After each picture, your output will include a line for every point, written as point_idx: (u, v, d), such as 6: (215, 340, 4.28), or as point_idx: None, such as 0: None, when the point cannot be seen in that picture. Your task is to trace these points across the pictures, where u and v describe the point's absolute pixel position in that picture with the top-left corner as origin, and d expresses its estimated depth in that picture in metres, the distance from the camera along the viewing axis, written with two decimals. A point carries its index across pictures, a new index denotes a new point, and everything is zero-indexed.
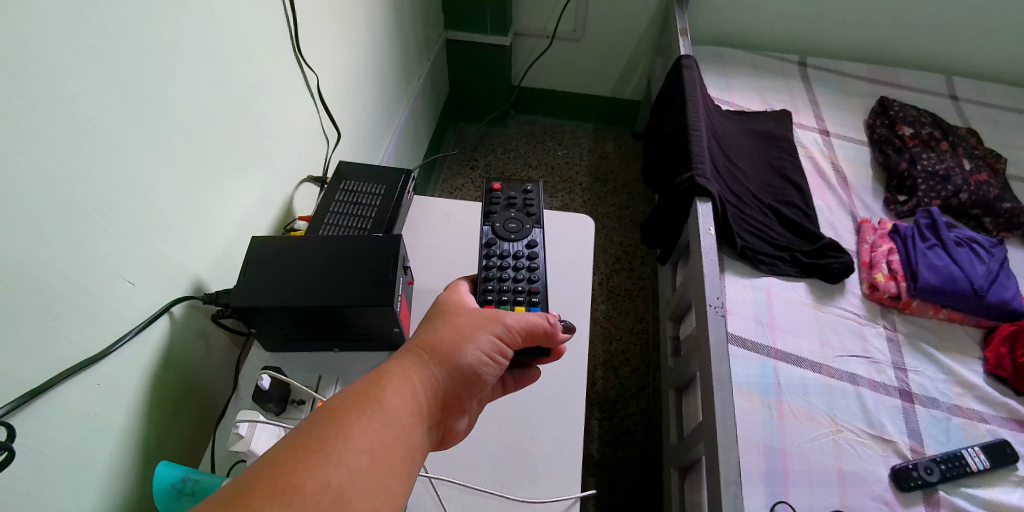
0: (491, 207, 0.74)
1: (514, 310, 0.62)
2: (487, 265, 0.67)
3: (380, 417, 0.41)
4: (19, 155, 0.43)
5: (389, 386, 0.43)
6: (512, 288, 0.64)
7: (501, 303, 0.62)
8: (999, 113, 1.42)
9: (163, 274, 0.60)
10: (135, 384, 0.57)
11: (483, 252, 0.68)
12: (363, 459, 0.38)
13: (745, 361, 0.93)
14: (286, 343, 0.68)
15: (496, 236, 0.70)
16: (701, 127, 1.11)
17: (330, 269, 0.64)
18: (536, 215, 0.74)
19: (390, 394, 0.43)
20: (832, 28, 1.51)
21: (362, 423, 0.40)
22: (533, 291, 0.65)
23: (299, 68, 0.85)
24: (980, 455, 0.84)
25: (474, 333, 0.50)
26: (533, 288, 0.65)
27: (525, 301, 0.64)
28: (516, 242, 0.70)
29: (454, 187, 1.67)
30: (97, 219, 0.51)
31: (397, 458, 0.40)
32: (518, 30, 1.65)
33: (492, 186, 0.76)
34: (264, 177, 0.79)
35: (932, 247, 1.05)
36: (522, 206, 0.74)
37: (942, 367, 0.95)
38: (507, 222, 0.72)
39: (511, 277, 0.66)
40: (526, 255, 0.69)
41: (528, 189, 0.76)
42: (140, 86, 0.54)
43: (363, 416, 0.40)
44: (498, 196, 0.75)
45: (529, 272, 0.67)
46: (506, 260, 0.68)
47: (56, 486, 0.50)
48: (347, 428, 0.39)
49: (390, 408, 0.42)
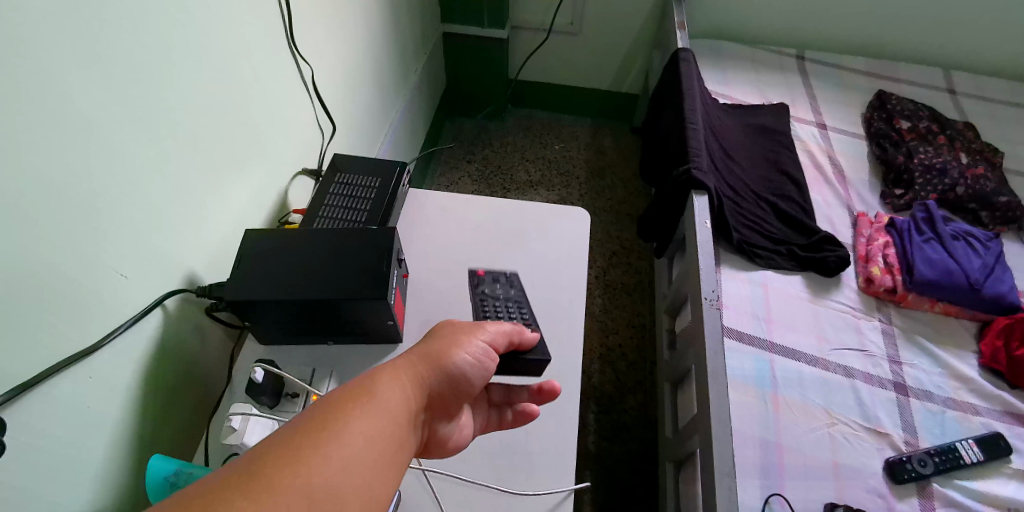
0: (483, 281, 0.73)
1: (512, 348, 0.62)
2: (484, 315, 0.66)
3: (384, 413, 0.40)
4: (16, 155, 0.43)
5: (382, 381, 0.42)
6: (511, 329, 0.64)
7: None
8: (999, 108, 1.41)
9: (158, 269, 0.60)
10: (129, 378, 0.57)
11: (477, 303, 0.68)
12: (370, 455, 0.37)
13: (740, 354, 0.93)
14: (280, 336, 0.68)
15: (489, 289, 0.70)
16: (699, 120, 1.11)
17: (324, 261, 0.64)
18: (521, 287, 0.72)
19: (389, 392, 0.42)
20: (832, 22, 1.51)
21: (365, 417, 0.39)
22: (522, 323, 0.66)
23: (294, 60, 0.84)
24: (975, 447, 0.84)
25: (463, 337, 0.50)
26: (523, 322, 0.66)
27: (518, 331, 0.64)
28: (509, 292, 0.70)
29: (451, 180, 1.66)
30: (94, 215, 0.51)
31: (393, 454, 0.39)
32: (516, 23, 1.64)
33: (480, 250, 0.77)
34: (260, 170, 0.78)
35: (928, 240, 1.05)
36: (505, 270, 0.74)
37: (938, 361, 0.95)
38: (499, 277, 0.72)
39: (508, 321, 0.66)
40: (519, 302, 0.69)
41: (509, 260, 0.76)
42: (136, 81, 0.54)
43: (365, 411, 0.39)
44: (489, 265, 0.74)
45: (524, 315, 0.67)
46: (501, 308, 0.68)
47: (53, 478, 0.50)
48: (351, 421, 0.38)
49: (391, 406, 0.41)
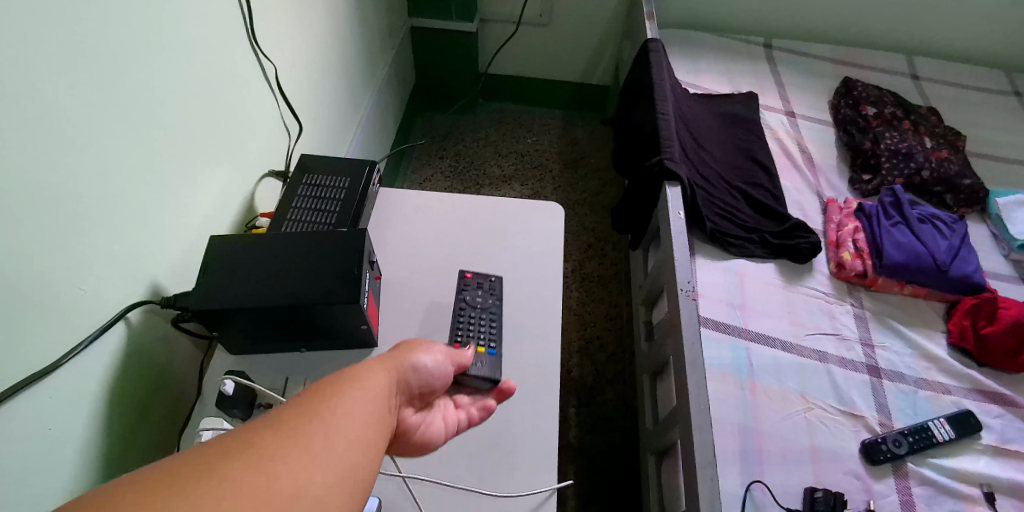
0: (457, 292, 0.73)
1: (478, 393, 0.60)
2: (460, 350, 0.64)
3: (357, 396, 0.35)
4: None
5: (356, 367, 0.38)
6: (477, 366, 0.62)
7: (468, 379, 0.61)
8: (959, 92, 1.45)
9: (119, 280, 0.57)
10: (92, 396, 0.55)
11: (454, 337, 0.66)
12: (347, 439, 0.32)
13: (717, 343, 0.93)
14: (251, 346, 0.66)
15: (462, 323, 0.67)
16: (670, 111, 1.11)
17: (292, 267, 0.62)
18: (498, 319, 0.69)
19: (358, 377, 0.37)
20: (797, 10, 1.52)
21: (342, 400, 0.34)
22: (491, 338, 0.66)
23: (255, 58, 0.81)
24: (946, 426, 0.87)
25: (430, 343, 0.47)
26: (493, 336, 0.66)
27: (483, 342, 0.65)
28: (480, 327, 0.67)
29: (424, 177, 1.64)
30: (47, 227, 0.48)
31: (380, 433, 0.35)
32: (484, 16, 1.62)
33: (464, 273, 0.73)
34: (224, 173, 0.76)
35: (896, 224, 1.07)
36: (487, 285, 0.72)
37: (908, 342, 0.98)
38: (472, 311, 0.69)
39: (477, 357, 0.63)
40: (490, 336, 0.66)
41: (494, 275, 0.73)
42: (91, 86, 0.51)
43: (339, 394, 0.34)
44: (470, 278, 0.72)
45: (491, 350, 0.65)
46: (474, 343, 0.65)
47: (16, 506, 0.47)
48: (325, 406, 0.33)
49: (363, 390, 0.36)
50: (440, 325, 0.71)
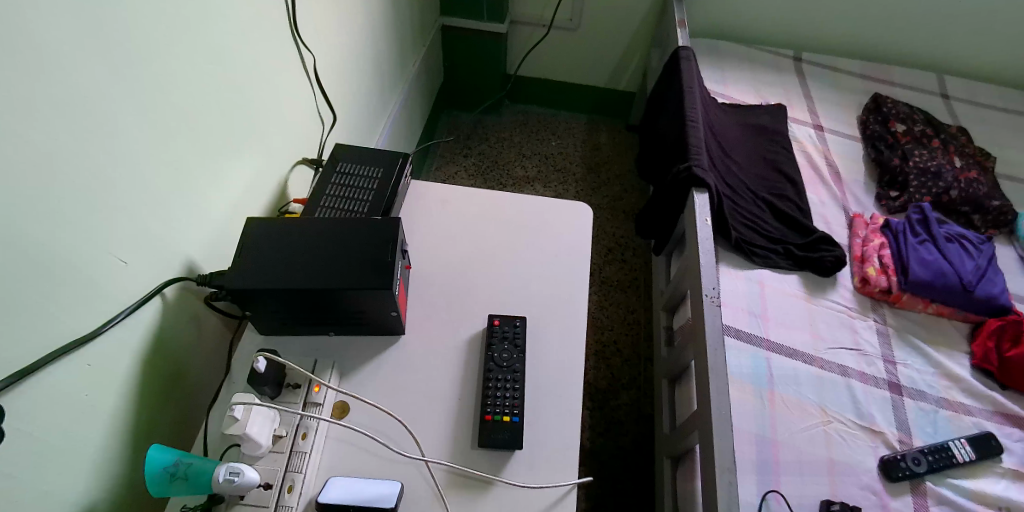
0: (483, 341, 0.70)
1: (504, 421, 0.61)
2: (488, 385, 0.64)
3: None
4: (20, 135, 0.42)
5: None
6: (501, 401, 0.63)
7: (494, 413, 0.62)
8: (991, 113, 1.44)
9: (157, 255, 0.59)
10: (125, 369, 0.56)
11: (484, 369, 0.66)
12: None
13: (737, 351, 0.93)
14: (280, 327, 0.67)
15: (490, 358, 0.66)
16: (699, 118, 1.11)
17: (327, 251, 0.63)
18: (524, 349, 0.68)
19: None
20: (828, 24, 1.52)
21: None
22: (515, 403, 0.63)
23: (296, 47, 0.83)
24: (967, 446, 0.86)
25: None
26: (518, 400, 0.63)
27: (508, 410, 0.62)
28: (508, 362, 0.66)
29: (447, 174, 1.66)
30: (93, 198, 0.50)
31: None
32: (514, 18, 1.64)
33: (492, 319, 0.69)
34: (258, 158, 0.77)
35: (923, 242, 1.06)
36: (511, 336, 0.68)
37: (930, 361, 0.97)
38: (501, 349, 0.66)
39: (503, 392, 0.63)
40: (514, 372, 0.65)
41: (518, 321, 0.69)
42: (139, 63, 0.53)
43: None
44: (495, 329, 0.68)
45: (515, 386, 0.64)
46: (502, 378, 0.65)
47: (48, 470, 0.49)
48: None
49: None
50: (466, 318, 0.72)
